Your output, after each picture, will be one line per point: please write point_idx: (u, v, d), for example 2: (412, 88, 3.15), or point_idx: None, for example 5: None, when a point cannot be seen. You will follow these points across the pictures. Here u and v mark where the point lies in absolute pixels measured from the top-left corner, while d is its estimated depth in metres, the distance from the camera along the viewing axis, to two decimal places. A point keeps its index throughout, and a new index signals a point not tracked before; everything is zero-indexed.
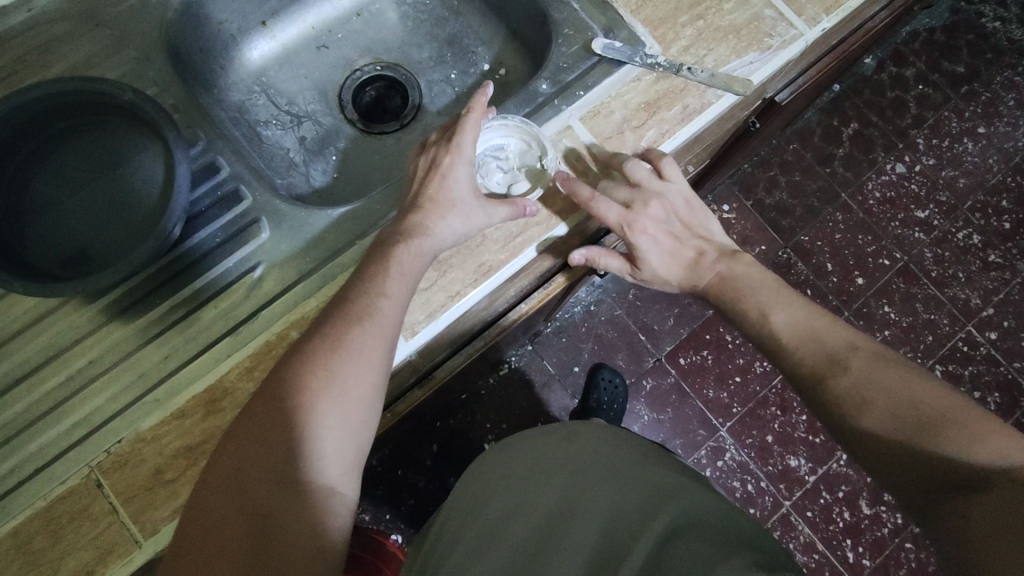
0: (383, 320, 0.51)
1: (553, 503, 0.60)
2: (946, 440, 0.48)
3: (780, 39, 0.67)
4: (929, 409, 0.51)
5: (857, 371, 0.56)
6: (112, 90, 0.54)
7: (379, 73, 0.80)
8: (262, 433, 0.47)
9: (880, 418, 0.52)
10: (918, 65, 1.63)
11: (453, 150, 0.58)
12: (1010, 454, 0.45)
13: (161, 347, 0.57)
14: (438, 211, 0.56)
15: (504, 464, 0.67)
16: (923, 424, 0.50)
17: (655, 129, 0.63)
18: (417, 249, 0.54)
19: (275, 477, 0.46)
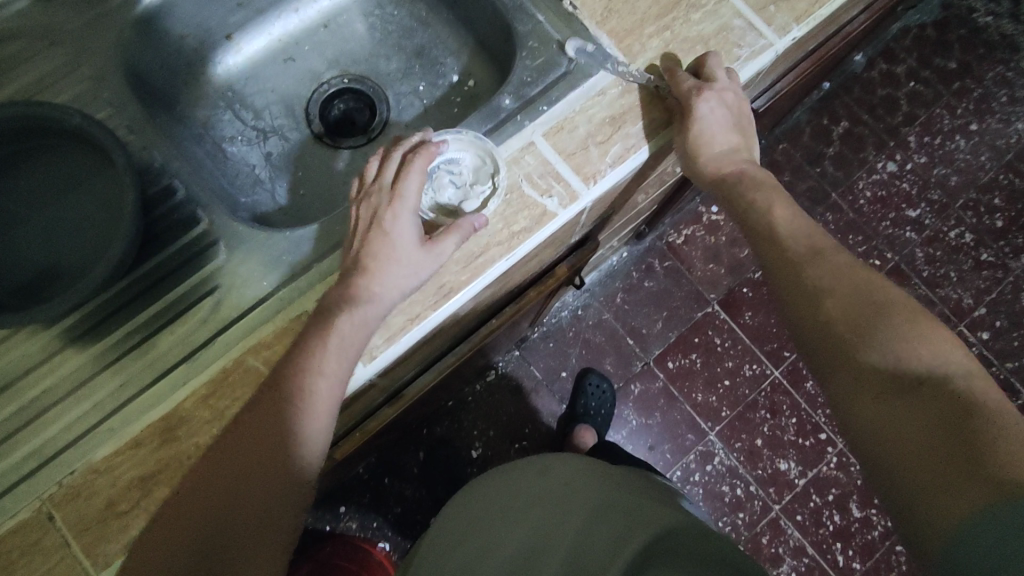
0: (331, 375, 0.51)
1: (530, 539, 0.59)
2: (883, 336, 0.50)
3: (749, 49, 0.65)
4: (864, 302, 0.52)
5: (897, 325, 0.50)
6: (62, 116, 0.54)
7: (347, 86, 0.79)
8: (211, 480, 0.48)
9: (832, 290, 0.54)
10: (909, 61, 1.61)
11: (395, 204, 0.54)
12: (949, 360, 0.48)
13: (117, 374, 0.56)
14: (381, 269, 0.53)
15: (479, 499, 0.66)
16: (869, 315, 0.51)
17: (621, 144, 0.62)
18: (365, 300, 0.53)
19: (227, 514, 0.48)
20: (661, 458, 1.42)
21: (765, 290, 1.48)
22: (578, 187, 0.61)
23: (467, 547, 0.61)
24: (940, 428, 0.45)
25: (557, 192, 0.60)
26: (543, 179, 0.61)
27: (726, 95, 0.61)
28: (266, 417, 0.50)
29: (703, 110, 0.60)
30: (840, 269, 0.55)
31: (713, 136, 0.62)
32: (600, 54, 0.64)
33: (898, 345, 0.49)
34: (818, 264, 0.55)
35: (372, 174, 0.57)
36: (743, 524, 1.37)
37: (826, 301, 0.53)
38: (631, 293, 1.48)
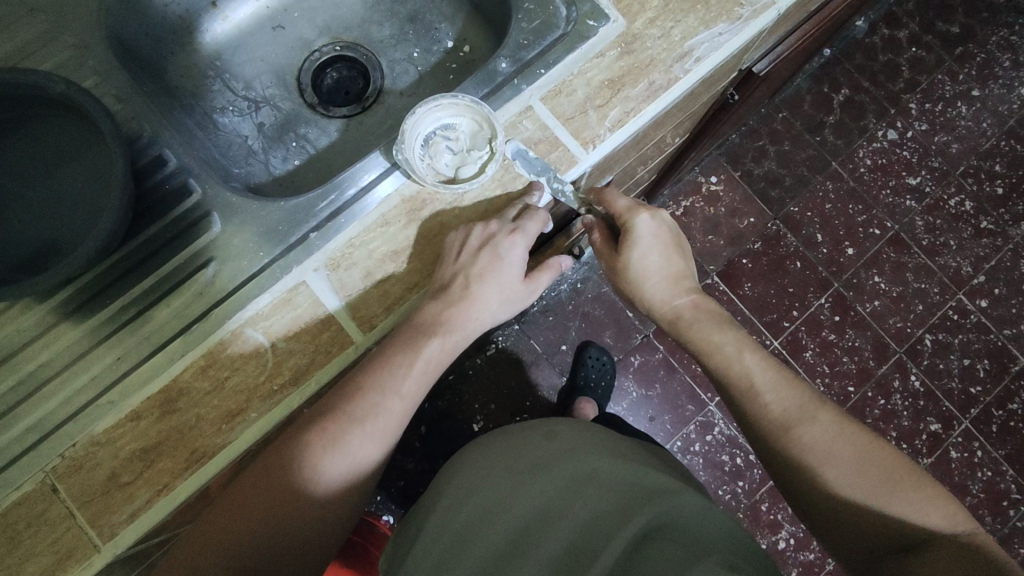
0: (428, 372, 0.57)
1: (533, 506, 0.58)
2: (893, 503, 0.54)
3: (751, 8, 0.64)
4: (875, 471, 0.55)
5: (822, 425, 0.58)
6: (47, 83, 0.52)
7: (339, 53, 0.77)
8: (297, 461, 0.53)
9: (838, 480, 0.55)
10: (912, 26, 1.58)
11: (512, 236, 0.57)
12: (938, 522, 0.52)
13: (113, 348, 0.55)
14: (479, 295, 0.57)
15: (484, 463, 0.66)
16: (872, 491, 0.54)
17: (620, 107, 0.61)
18: (460, 322, 0.57)
19: (301, 497, 0.53)
20: (661, 429, 1.43)
21: (765, 261, 1.47)
22: (577, 152, 0.60)
23: (469, 504, 0.61)
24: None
25: (557, 157, 0.60)
26: (541, 145, 0.60)
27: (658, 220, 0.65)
28: (357, 411, 0.54)
29: (639, 232, 0.64)
30: (794, 411, 0.59)
31: (651, 268, 0.66)
32: (599, 14, 0.62)
33: (836, 454, 0.56)
34: (812, 423, 0.58)
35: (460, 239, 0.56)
36: (743, 493, 1.38)
37: (772, 415, 0.59)
38: None
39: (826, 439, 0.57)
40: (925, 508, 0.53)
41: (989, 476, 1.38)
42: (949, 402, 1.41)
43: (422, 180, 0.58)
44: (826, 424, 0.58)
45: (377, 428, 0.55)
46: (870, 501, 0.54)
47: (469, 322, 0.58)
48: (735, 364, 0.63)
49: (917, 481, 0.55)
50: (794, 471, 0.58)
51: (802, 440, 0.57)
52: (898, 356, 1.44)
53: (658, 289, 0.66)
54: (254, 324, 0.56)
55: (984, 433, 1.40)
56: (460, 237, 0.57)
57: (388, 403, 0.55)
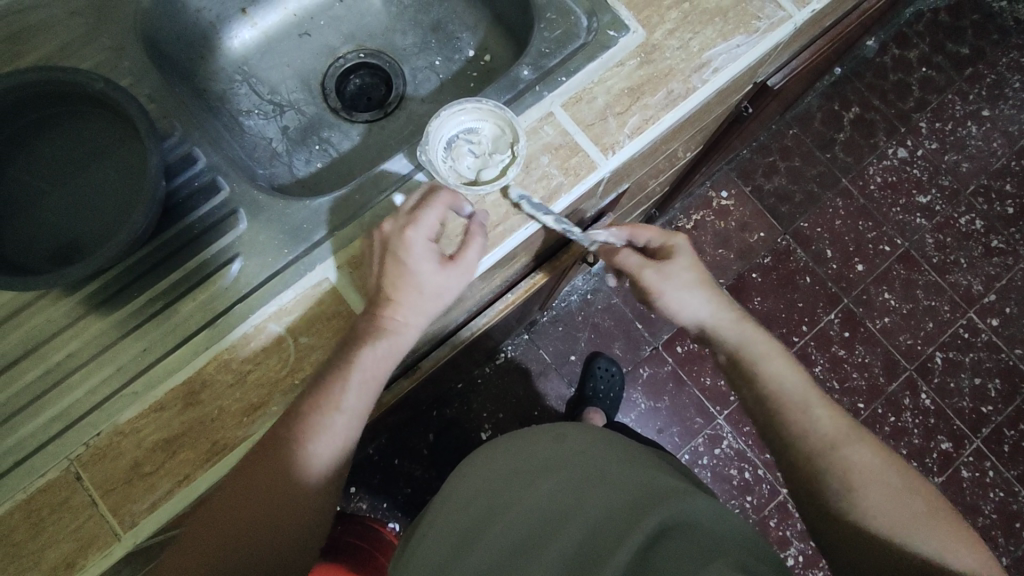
0: (366, 384, 0.54)
1: (542, 502, 0.59)
2: (929, 538, 0.53)
3: (768, 21, 0.65)
4: (913, 509, 0.55)
5: (866, 452, 0.58)
6: (84, 81, 0.54)
7: (362, 60, 0.79)
8: (249, 485, 0.50)
9: (873, 504, 0.55)
10: (922, 46, 1.60)
11: (408, 237, 0.53)
12: (971, 565, 0.52)
13: (139, 340, 0.56)
14: (405, 308, 0.54)
15: (493, 463, 0.66)
16: (902, 523, 0.54)
17: (639, 115, 0.62)
18: (389, 327, 0.54)
19: (270, 523, 0.51)
20: (669, 441, 1.42)
21: (775, 276, 1.48)
22: (596, 157, 0.61)
23: (478, 506, 0.61)
24: None
25: (577, 162, 0.61)
26: (562, 149, 0.61)
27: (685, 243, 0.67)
28: (305, 426, 0.51)
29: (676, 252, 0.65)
30: (840, 431, 0.59)
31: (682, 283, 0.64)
32: (620, 25, 0.64)
33: (876, 478, 0.56)
34: (855, 445, 0.58)
35: (370, 255, 0.56)
36: (751, 508, 1.37)
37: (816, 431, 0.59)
38: None
39: (867, 464, 0.57)
40: (960, 551, 0.53)
41: (1001, 497, 1.37)
42: (960, 421, 1.40)
43: (445, 181, 0.60)
44: (868, 451, 0.58)
45: (327, 439, 0.52)
46: (904, 530, 0.54)
47: (400, 327, 0.54)
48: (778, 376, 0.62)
49: (963, 532, 0.54)
50: (808, 459, 0.58)
51: (842, 456, 0.57)
52: (908, 374, 1.43)
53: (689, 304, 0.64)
54: (278, 319, 0.57)
55: (996, 452, 1.38)
56: (370, 250, 0.56)
57: (332, 416, 0.52)
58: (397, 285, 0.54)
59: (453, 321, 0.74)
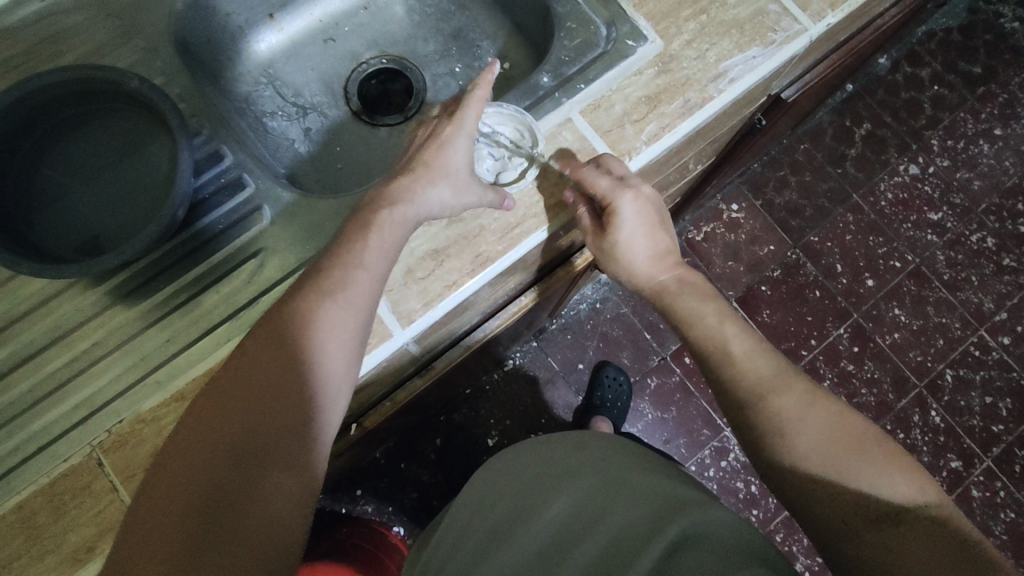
0: (359, 291, 0.50)
1: (560, 508, 0.60)
2: (865, 472, 0.51)
3: (784, 34, 0.66)
4: (846, 439, 0.53)
5: (793, 396, 0.56)
6: (121, 79, 0.56)
7: (384, 66, 0.81)
8: (236, 394, 0.46)
9: (806, 450, 0.53)
10: (934, 65, 1.61)
11: (455, 119, 0.58)
12: (911, 492, 0.50)
13: (163, 330, 0.58)
14: (427, 178, 0.56)
15: (517, 466, 0.67)
16: (837, 461, 0.52)
17: (656, 122, 0.63)
18: (384, 223, 0.53)
19: (256, 447, 0.45)
20: (676, 452, 1.42)
21: (784, 289, 1.48)
22: None
23: (502, 507, 0.63)
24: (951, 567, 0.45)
25: None
26: (579, 155, 0.62)
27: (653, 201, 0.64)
28: (296, 322, 0.48)
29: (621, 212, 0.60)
30: (769, 379, 0.57)
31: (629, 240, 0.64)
32: (638, 35, 0.65)
33: (808, 420, 0.54)
34: (785, 392, 0.56)
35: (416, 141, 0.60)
36: (758, 522, 1.36)
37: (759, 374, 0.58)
38: None
39: (799, 409, 0.55)
40: (901, 479, 0.51)
41: (1011, 518, 1.35)
42: (970, 440, 1.40)
43: None
44: (797, 394, 0.56)
45: (324, 338, 0.48)
46: (841, 470, 0.51)
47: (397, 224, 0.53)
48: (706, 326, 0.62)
49: (899, 455, 0.52)
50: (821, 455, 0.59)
51: (777, 405, 0.56)
52: (918, 391, 1.43)
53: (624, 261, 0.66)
54: None
55: (1007, 472, 1.37)
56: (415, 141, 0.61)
57: (327, 312, 0.48)
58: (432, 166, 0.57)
59: (468, 323, 0.75)
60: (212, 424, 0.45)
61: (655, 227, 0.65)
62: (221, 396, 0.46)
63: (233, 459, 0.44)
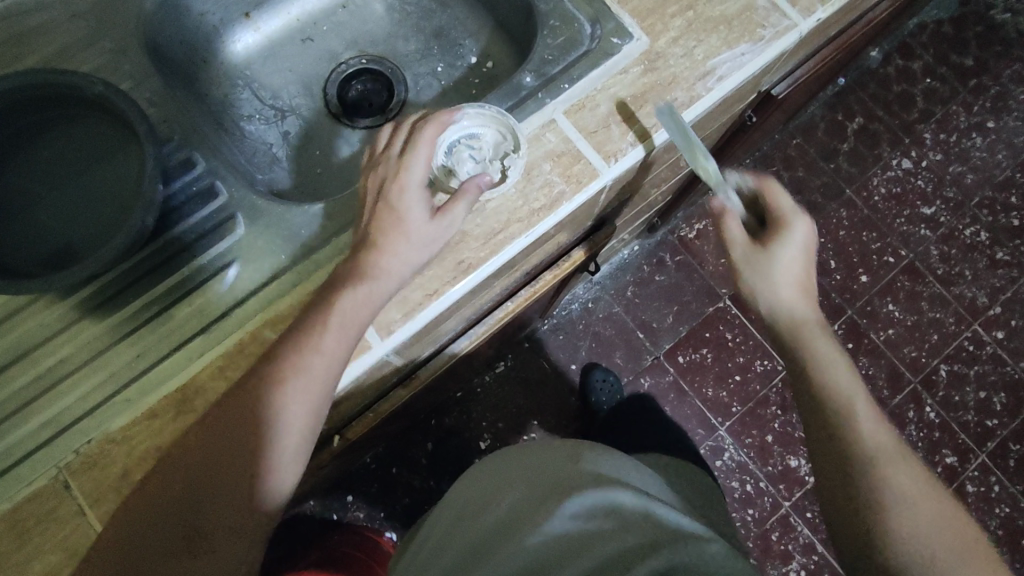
0: (337, 348, 0.51)
1: (537, 535, 0.57)
2: (954, 561, 0.50)
3: (773, 30, 0.65)
4: (942, 524, 0.51)
5: (906, 463, 0.54)
6: (84, 84, 0.53)
7: (365, 66, 0.79)
8: (217, 429, 0.49)
9: (897, 497, 0.53)
10: (925, 58, 1.60)
11: (400, 177, 0.54)
12: None
13: (134, 345, 0.55)
14: (394, 222, 0.53)
15: (507, 474, 0.67)
16: (926, 531, 0.51)
17: (642, 123, 0.61)
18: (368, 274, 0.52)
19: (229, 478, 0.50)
20: None
21: None
22: (599, 165, 0.60)
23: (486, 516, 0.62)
24: None
25: (577, 171, 0.60)
26: (563, 157, 0.60)
27: (812, 233, 0.63)
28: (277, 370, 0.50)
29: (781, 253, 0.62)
30: (874, 426, 0.56)
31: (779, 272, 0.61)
32: (623, 32, 0.64)
33: (909, 479, 0.54)
34: (898, 458, 0.55)
35: (386, 139, 0.57)
36: (753, 521, 1.35)
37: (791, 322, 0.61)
38: (641, 287, 1.48)
39: (895, 462, 0.54)
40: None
41: (1006, 513, 1.35)
42: (965, 435, 1.39)
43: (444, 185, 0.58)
44: (907, 463, 0.55)
45: (300, 389, 0.50)
46: (931, 538, 0.51)
47: (380, 275, 0.52)
48: (835, 366, 0.59)
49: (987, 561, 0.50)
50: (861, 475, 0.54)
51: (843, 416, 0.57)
52: (913, 386, 1.42)
53: (768, 280, 0.61)
54: (273, 326, 0.56)
55: (1002, 467, 1.37)
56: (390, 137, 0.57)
57: (305, 362, 0.50)
58: (390, 211, 0.53)
59: (452, 330, 0.73)
60: (172, 502, 0.48)
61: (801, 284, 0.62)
62: (171, 474, 0.49)
63: (209, 499, 0.49)
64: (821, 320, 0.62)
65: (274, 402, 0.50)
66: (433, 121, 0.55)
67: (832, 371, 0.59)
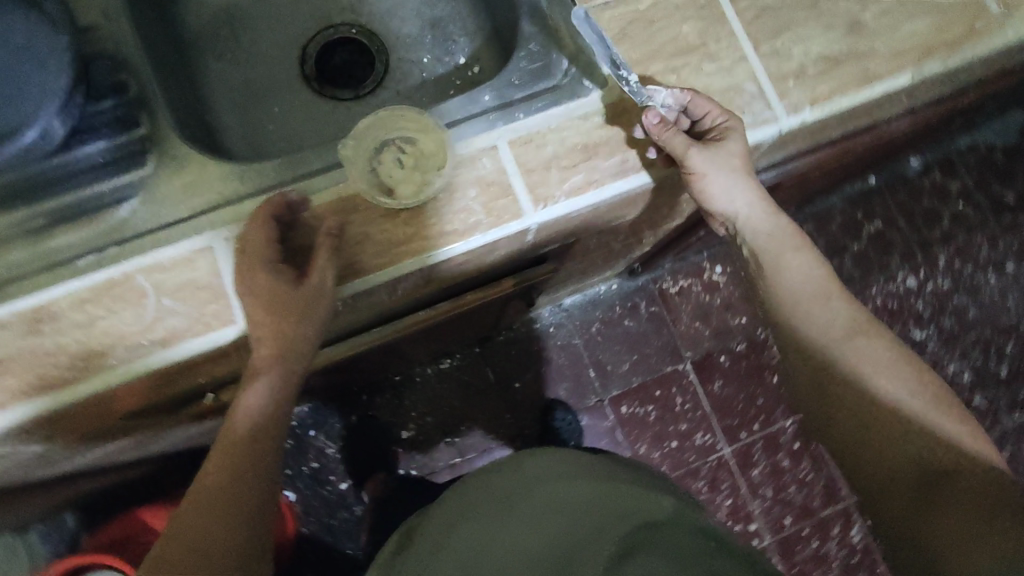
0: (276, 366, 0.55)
1: (543, 531, 0.59)
2: (931, 428, 0.58)
3: (751, 118, 0.61)
4: (912, 395, 0.59)
5: (884, 361, 0.60)
6: None
7: (352, 37, 0.76)
8: (203, 478, 0.56)
9: (871, 407, 0.60)
10: (966, 180, 1.53)
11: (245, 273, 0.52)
12: (960, 437, 0.58)
13: (5, 253, 0.54)
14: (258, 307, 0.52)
15: (469, 498, 0.68)
16: (905, 414, 0.59)
17: (583, 175, 0.58)
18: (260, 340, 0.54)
19: (221, 510, 0.54)
20: None
21: (743, 365, 1.43)
22: (525, 206, 0.57)
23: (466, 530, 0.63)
24: (978, 514, 0.55)
25: (501, 206, 0.57)
26: (492, 187, 0.58)
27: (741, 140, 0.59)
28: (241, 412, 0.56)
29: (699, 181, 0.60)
30: (852, 322, 0.61)
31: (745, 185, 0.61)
32: (596, 79, 0.60)
33: (885, 370, 0.60)
34: (882, 352, 0.61)
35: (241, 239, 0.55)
36: None
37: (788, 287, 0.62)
38: (608, 326, 1.44)
39: (873, 364, 0.60)
40: (958, 441, 0.57)
41: None
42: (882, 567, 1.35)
43: (358, 178, 0.56)
44: (881, 342, 0.61)
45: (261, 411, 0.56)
46: (914, 424, 0.58)
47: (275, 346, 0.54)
48: (805, 284, 0.62)
49: (949, 410, 0.59)
50: (840, 380, 0.61)
51: (820, 334, 0.62)
52: (846, 503, 1.38)
53: (738, 204, 0.62)
54: (146, 274, 0.54)
55: None
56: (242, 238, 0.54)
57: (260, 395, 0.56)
58: (252, 306, 0.53)
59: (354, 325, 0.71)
60: (211, 518, 0.54)
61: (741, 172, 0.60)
62: (203, 492, 0.55)
63: (199, 533, 0.53)
64: (775, 211, 0.63)
65: (242, 434, 0.56)
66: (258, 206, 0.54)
67: (802, 288, 0.62)
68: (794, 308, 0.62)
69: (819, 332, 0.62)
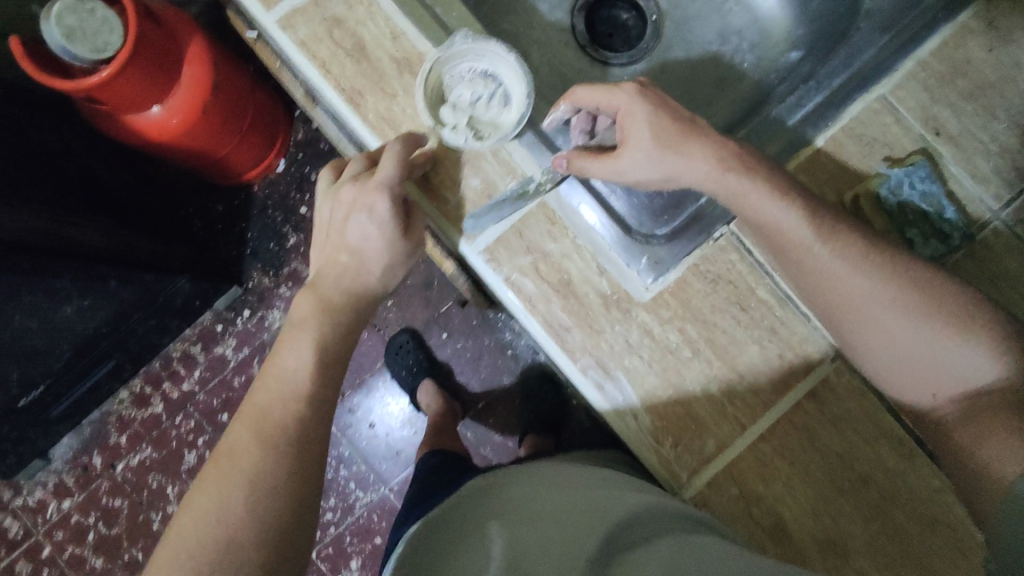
0: (354, 280, 0.52)
1: (554, 531, 0.49)
2: (953, 348, 0.48)
3: (672, 450, 0.53)
4: (906, 311, 0.48)
5: (871, 294, 0.49)
6: None
7: (649, 18, 0.71)
8: (205, 474, 0.43)
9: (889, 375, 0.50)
10: None
11: (373, 175, 0.51)
12: (956, 362, 0.48)
13: None
14: (360, 226, 0.52)
15: (474, 512, 0.58)
16: (927, 351, 0.49)
17: (535, 289, 0.53)
18: (346, 253, 0.53)
19: (250, 442, 0.44)
20: None
21: None
22: (477, 240, 0.54)
23: (476, 532, 0.54)
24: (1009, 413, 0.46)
25: (466, 216, 0.54)
26: (487, 199, 0.54)
27: (643, 104, 0.51)
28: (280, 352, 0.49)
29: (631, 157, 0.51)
30: (876, 289, 0.49)
31: (768, 193, 0.49)
32: (649, 268, 0.54)
33: (899, 330, 0.49)
34: (897, 292, 0.48)
35: (360, 164, 0.54)
36: None
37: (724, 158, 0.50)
38: None
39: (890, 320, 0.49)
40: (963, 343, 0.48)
41: None
42: None
43: (439, 64, 0.53)
44: (896, 300, 0.48)
45: (320, 323, 0.50)
46: (904, 326, 0.49)
47: (348, 261, 0.52)
48: (830, 263, 0.49)
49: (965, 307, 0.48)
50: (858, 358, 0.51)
51: (857, 300, 0.49)
52: None
53: (648, 172, 0.51)
54: None
55: None
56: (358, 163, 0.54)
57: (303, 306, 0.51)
58: (355, 226, 0.52)
59: (346, 140, 0.70)
60: (223, 493, 0.41)
61: (666, 144, 0.51)
62: (232, 467, 0.42)
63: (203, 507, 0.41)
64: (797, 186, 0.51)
65: (278, 383, 0.47)
66: (401, 140, 0.52)
67: (834, 262, 0.49)
68: (818, 271, 0.50)
69: (843, 301, 0.50)
